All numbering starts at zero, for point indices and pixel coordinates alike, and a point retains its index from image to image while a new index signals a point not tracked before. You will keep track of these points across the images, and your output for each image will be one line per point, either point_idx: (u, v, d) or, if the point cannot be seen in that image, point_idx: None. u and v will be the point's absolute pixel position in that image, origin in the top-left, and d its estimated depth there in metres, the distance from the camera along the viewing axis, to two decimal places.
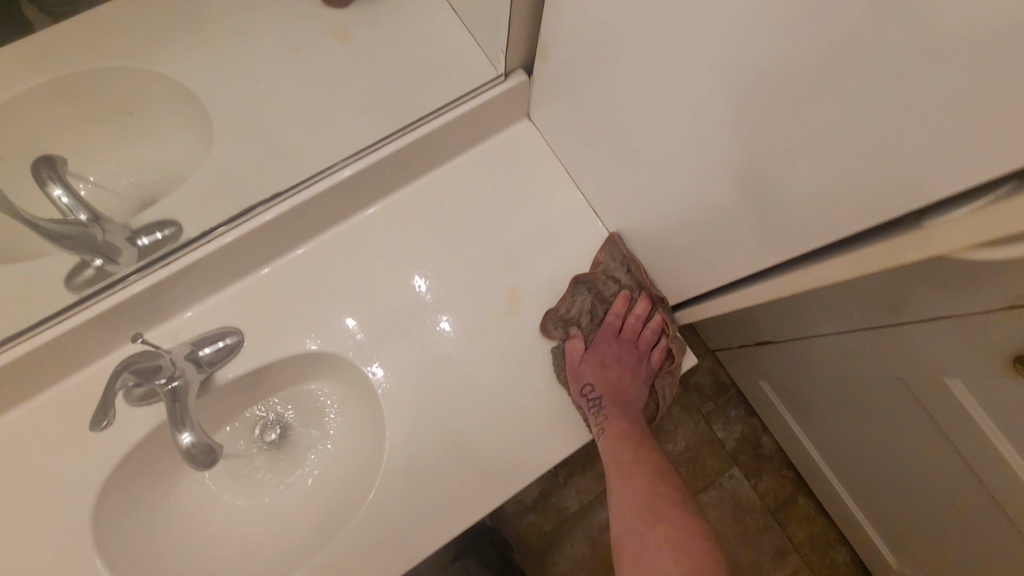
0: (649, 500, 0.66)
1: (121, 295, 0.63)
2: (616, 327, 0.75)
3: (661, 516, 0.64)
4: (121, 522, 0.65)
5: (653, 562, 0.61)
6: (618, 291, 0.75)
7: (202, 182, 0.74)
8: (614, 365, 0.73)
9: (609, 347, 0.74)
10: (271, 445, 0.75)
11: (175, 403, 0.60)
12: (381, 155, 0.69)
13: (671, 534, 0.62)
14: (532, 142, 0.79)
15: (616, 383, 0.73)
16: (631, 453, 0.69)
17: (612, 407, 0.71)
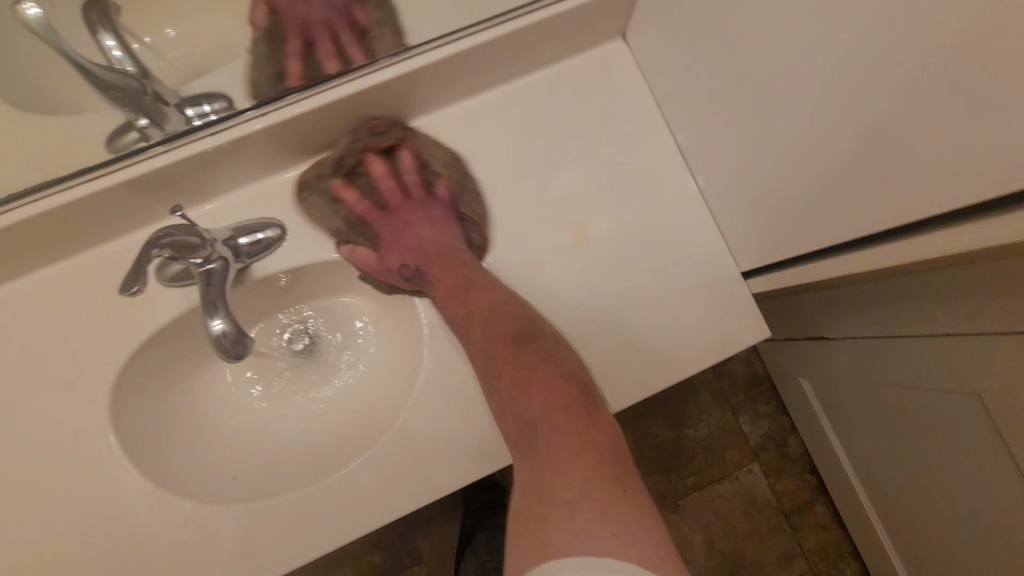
0: (522, 337, 0.56)
1: (157, 160, 0.57)
2: (389, 193, 0.68)
3: (450, 310, 0.61)
4: (138, 403, 0.62)
5: (484, 322, 0.58)
6: (404, 177, 0.69)
7: (259, 61, 0.68)
8: (407, 243, 0.66)
9: (401, 214, 0.68)
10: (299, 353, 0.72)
11: (209, 286, 0.56)
12: (457, 49, 0.62)
13: (546, 356, 0.55)
14: (623, 65, 0.71)
15: (426, 245, 0.66)
16: (516, 339, 0.56)
17: (439, 253, 0.65)
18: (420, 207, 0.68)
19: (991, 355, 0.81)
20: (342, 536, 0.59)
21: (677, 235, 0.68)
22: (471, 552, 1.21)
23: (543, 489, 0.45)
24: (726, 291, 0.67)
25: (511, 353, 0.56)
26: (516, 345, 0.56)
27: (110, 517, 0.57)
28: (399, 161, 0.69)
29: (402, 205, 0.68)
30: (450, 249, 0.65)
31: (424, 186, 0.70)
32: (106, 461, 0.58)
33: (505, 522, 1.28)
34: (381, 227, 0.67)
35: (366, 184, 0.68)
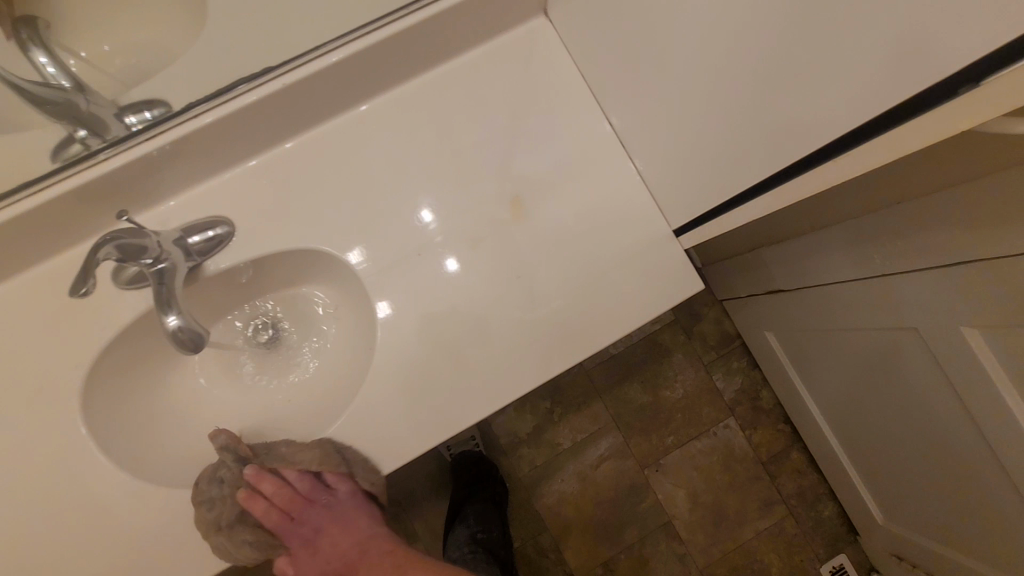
0: (387, 564, 0.67)
1: (100, 168, 0.60)
2: (285, 511, 0.64)
3: (371, 552, 0.67)
4: (111, 401, 0.66)
5: (365, 559, 0.67)
6: (286, 483, 0.65)
7: (194, 65, 0.70)
8: (314, 523, 0.65)
9: (299, 483, 0.65)
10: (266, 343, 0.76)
11: (161, 285, 0.59)
12: (380, 38, 0.65)
13: (398, 575, 0.67)
14: (548, 40, 0.74)
15: (345, 513, 0.67)
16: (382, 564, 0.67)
17: (307, 505, 0.65)
18: (308, 499, 0.66)
19: (923, 289, 0.86)
20: (312, 506, 0.63)
21: (611, 199, 0.71)
22: (462, 523, 1.26)
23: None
24: (658, 248, 0.71)
25: (399, 563, 0.68)
26: (393, 559, 0.68)
27: (91, 508, 0.61)
28: (282, 453, 0.65)
29: (297, 489, 0.65)
30: (337, 519, 0.67)
31: (319, 484, 0.66)
32: (83, 458, 0.62)
33: (493, 497, 1.35)
34: (290, 529, 0.64)
35: (261, 511, 0.63)
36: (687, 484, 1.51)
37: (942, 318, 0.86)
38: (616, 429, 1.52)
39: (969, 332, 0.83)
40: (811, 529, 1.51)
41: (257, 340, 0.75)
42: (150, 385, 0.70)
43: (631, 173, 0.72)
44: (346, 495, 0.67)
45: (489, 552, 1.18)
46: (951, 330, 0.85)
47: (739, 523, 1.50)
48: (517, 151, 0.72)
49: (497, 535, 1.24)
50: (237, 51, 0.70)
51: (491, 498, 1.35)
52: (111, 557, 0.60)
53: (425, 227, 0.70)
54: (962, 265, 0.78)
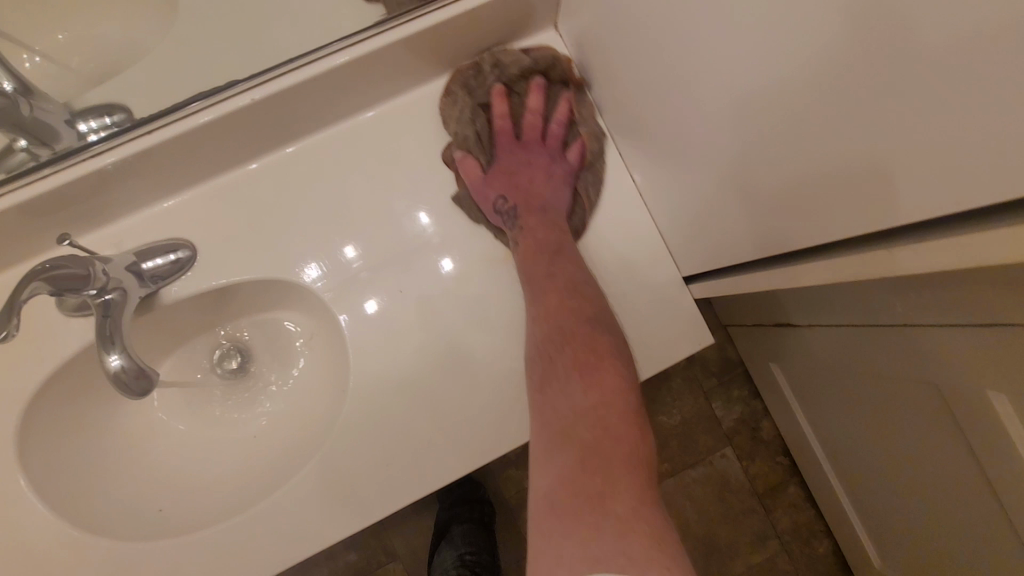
0: (590, 362, 0.52)
1: (40, 184, 0.53)
2: (515, 132, 0.66)
3: (564, 319, 0.55)
4: (53, 439, 0.60)
5: (575, 311, 0.56)
6: (499, 190, 0.63)
7: (161, 68, 0.63)
8: (539, 238, 0.61)
9: (535, 222, 0.62)
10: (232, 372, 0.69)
11: (106, 318, 0.53)
12: (366, 51, 0.58)
13: (591, 343, 0.53)
14: (556, 58, 0.66)
15: (559, 240, 0.61)
16: (588, 372, 0.51)
17: (556, 255, 0.59)
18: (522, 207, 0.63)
19: (946, 346, 0.80)
20: (265, 567, 0.58)
21: (615, 241, 0.65)
22: (449, 544, 1.23)
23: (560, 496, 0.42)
24: (664, 296, 0.64)
25: (622, 475, 0.44)
26: (586, 329, 0.54)
27: (22, 561, 0.55)
28: (511, 197, 0.63)
29: (524, 226, 0.61)
30: (562, 237, 0.61)
31: (561, 137, 0.66)
32: (16, 504, 0.56)
33: (481, 518, 1.29)
34: (515, 175, 0.64)
35: (478, 183, 0.64)
36: (679, 514, 1.46)
37: (965, 379, 0.79)
38: None
39: (995, 398, 0.76)
40: (804, 567, 1.45)
41: (223, 369, 0.68)
42: (102, 420, 0.64)
43: (639, 210, 0.65)
44: (569, 164, 0.66)
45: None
46: (975, 392, 0.78)
47: (731, 556, 1.45)
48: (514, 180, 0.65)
49: (485, 560, 1.22)
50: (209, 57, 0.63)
51: (478, 518, 1.29)
52: None
53: (407, 260, 0.63)
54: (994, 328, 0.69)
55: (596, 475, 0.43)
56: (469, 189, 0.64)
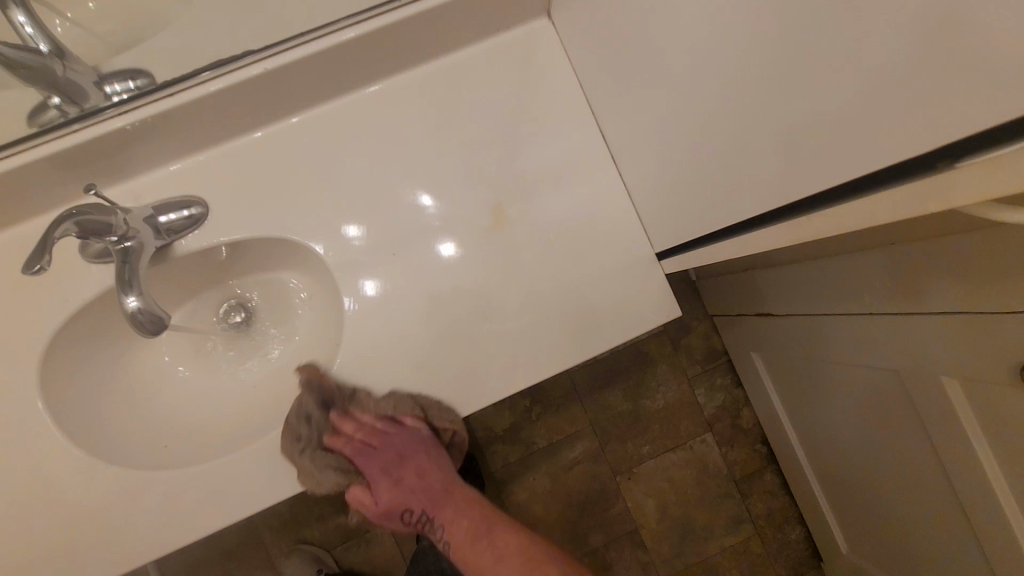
0: (507, 558, 0.69)
1: (72, 138, 0.59)
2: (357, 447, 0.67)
3: (470, 552, 0.69)
4: (69, 375, 0.65)
5: (471, 546, 0.70)
6: (377, 426, 0.67)
7: (182, 37, 0.68)
8: (406, 482, 0.68)
9: (406, 471, 0.68)
10: (238, 326, 0.75)
11: (125, 264, 0.58)
12: (374, 28, 0.62)
13: (495, 542, 0.70)
14: (550, 42, 0.71)
15: (425, 483, 0.69)
16: (513, 552, 0.70)
17: (439, 509, 0.70)
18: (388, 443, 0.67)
19: (908, 335, 0.85)
20: (264, 497, 0.63)
21: (596, 216, 0.70)
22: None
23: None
24: (640, 269, 0.69)
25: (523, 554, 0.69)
26: (483, 521, 0.72)
27: (39, 481, 0.60)
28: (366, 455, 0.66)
29: (406, 491, 0.68)
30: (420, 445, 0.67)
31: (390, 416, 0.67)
32: (35, 431, 0.61)
33: None
34: (367, 450, 0.67)
35: (351, 461, 0.66)
36: (658, 495, 1.52)
37: (925, 366, 0.84)
38: (592, 433, 1.52)
39: (951, 384, 0.81)
40: (776, 550, 1.51)
41: (229, 323, 0.74)
42: (117, 361, 0.70)
43: (621, 189, 0.70)
44: (407, 435, 0.67)
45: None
46: (932, 377, 0.83)
47: (706, 537, 1.51)
48: (504, 156, 0.69)
49: None
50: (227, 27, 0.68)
51: None
52: (57, 530, 0.60)
53: (403, 228, 0.68)
54: (954, 314, 0.75)
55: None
56: (291, 429, 0.64)
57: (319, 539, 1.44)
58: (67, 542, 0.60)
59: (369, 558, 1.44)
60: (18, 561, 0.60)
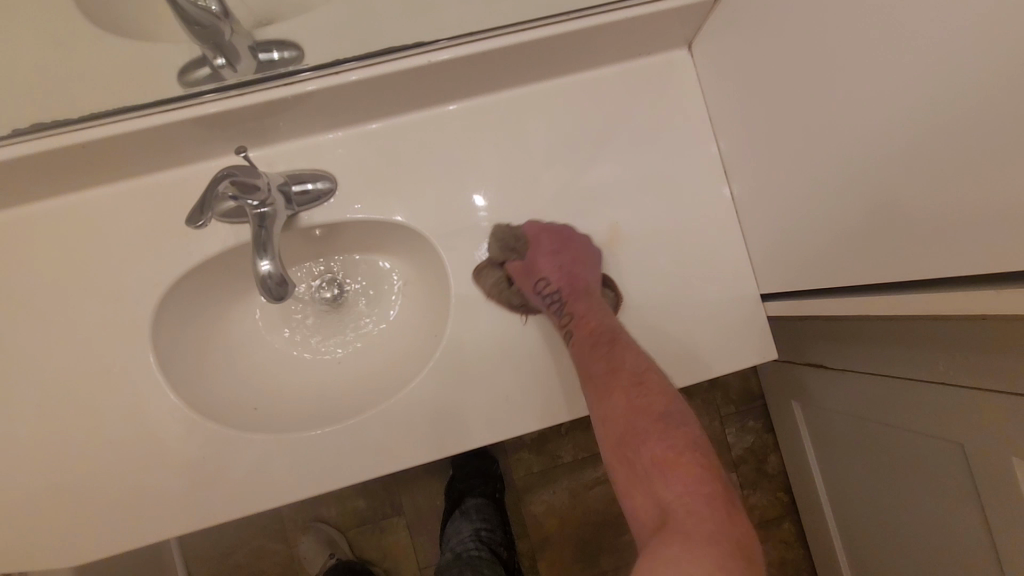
0: (629, 417, 0.58)
1: (227, 102, 0.60)
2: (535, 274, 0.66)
3: (591, 360, 0.61)
4: (175, 326, 0.66)
5: (608, 378, 0.60)
6: (540, 280, 0.66)
7: (334, 14, 0.69)
8: (569, 300, 0.65)
9: (553, 268, 0.65)
10: (328, 302, 0.75)
11: (261, 228, 0.59)
12: (535, 38, 0.63)
13: (616, 367, 0.60)
14: (685, 74, 0.73)
15: (572, 273, 0.66)
16: (631, 432, 0.57)
17: (575, 301, 0.65)
18: (532, 247, 0.67)
19: (981, 409, 0.82)
20: (349, 476, 0.64)
21: (706, 249, 0.71)
22: (463, 516, 1.22)
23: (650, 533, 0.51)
24: (742, 307, 0.70)
25: (660, 408, 0.58)
26: (611, 347, 0.61)
27: (143, 424, 0.62)
28: (513, 261, 0.68)
29: (551, 271, 0.65)
30: (558, 249, 0.67)
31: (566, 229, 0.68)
32: (144, 376, 0.63)
33: (493, 495, 1.31)
34: (546, 236, 0.67)
35: (486, 429, 0.66)
36: None
37: (993, 444, 0.81)
38: None
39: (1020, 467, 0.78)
40: None
41: (321, 297, 0.74)
42: (212, 318, 0.71)
43: (733, 226, 0.72)
44: (546, 240, 0.67)
45: (493, 554, 1.13)
46: (1001, 462, 0.80)
47: None
48: (628, 177, 0.71)
49: (498, 537, 1.20)
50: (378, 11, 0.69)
51: (490, 496, 1.31)
52: (150, 474, 0.62)
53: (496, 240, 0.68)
54: None
55: (660, 467, 0.55)
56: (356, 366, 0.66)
57: (336, 519, 1.44)
58: (159, 488, 0.62)
59: (381, 546, 1.44)
60: (111, 500, 0.61)
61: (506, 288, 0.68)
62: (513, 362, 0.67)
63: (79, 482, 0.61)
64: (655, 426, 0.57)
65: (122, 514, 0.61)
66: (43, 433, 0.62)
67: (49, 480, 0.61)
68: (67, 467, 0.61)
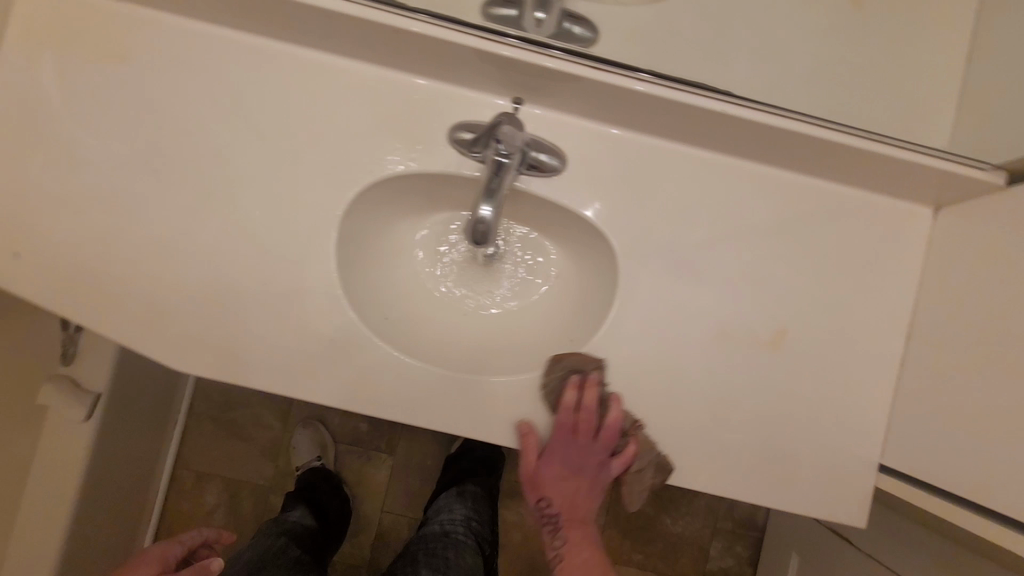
0: (572, 539, 0.72)
1: (520, 53, 0.62)
2: (569, 427, 0.67)
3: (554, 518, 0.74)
4: (360, 215, 0.70)
5: (570, 509, 0.73)
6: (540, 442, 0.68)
7: (634, 19, 0.70)
8: (569, 491, 0.72)
9: (552, 481, 0.71)
10: (481, 258, 0.77)
11: (495, 176, 0.61)
12: (810, 135, 0.64)
13: (572, 521, 0.74)
14: (917, 230, 0.71)
15: (569, 484, 0.72)
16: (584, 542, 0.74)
17: (565, 515, 0.73)
18: (549, 448, 0.68)
19: None
20: (434, 420, 0.67)
21: (852, 397, 0.70)
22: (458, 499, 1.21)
23: (568, 554, 0.74)
24: (855, 465, 0.69)
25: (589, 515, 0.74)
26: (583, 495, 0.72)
27: (297, 285, 0.66)
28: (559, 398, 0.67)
29: (550, 487, 0.71)
30: (590, 484, 0.71)
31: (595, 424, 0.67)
32: (320, 244, 0.66)
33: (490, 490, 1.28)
34: (569, 430, 0.67)
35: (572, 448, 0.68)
36: None
37: None
38: (604, 511, 1.50)
39: None
40: None
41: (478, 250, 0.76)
42: (387, 221, 0.75)
43: (888, 392, 0.70)
44: (612, 473, 0.70)
45: (477, 545, 1.12)
46: None
47: None
48: (818, 296, 0.69)
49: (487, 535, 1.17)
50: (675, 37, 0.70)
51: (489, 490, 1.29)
52: (281, 330, 0.65)
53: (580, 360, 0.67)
54: None
55: None
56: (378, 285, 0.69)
57: (335, 428, 1.49)
58: (282, 345, 0.65)
59: (360, 473, 1.48)
60: (238, 334, 0.65)
61: (655, 346, 0.68)
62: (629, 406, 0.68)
63: (220, 305, 0.65)
64: (573, 540, 0.74)
65: (243, 352, 0.65)
66: (210, 248, 0.65)
67: (196, 289, 0.65)
68: (218, 286, 0.65)
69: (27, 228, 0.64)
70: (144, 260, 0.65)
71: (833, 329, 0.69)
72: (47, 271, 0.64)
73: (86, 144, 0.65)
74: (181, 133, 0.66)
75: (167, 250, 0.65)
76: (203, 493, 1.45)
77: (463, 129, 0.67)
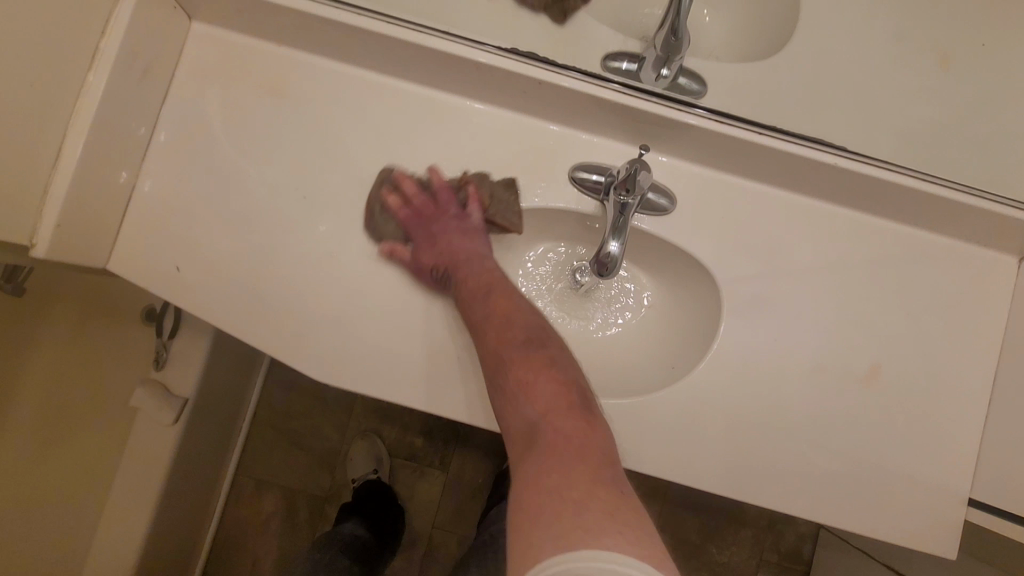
0: (552, 411, 0.53)
1: (644, 104, 0.69)
2: (415, 213, 0.72)
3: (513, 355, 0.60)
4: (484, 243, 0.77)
5: (497, 328, 0.63)
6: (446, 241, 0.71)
7: (739, 74, 0.77)
8: (454, 255, 0.70)
9: (431, 254, 0.70)
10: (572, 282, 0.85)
11: (619, 215, 0.67)
12: (907, 187, 0.69)
13: (511, 357, 0.59)
14: (1004, 276, 0.75)
15: (449, 247, 0.70)
16: (520, 451, 0.52)
17: (456, 268, 0.69)
18: (433, 227, 0.72)
19: None
20: None
21: (942, 432, 0.73)
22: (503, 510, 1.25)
23: (538, 413, 0.53)
24: (944, 498, 0.72)
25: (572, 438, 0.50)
26: (492, 300, 0.65)
27: (428, 305, 0.72)
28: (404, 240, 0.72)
29: (431, 251, 0.70)
30: (466, 231, 0.72)
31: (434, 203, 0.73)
32: (450, 268, 0.72)
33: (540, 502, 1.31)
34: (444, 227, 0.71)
35: (676, 471, 0.71)
36: None
37: None
38: None
39: None
40: None
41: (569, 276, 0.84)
42: (502, 251, 0.81)
43: (977, 428, 0.73)
44: (477, 220, 0.73)
45: None
46: None
47: None
48: (908, 333, 0.74)
49: None
50: (779, 91, 0.76)
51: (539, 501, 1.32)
52: (412, 346, 0.71)
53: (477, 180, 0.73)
54: None
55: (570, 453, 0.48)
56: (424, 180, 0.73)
57: (391, 441, 1.52)
58: (413, 360, 0.71)
59: (414, 487, 1.50)
60: (373, 349, 0.71)
61: (755, 376, 0.73)
62: (730, 431, 0.72)
63: (358, 321, 0.71)
64: (535, 386, 0.55)
65: (376, 365, 0.71)
66: (353, 269, 0.72)
67: (338, 306, 0.71)
68: (357, 304, 0.71)
69: (191, 244, 0.71)
70: (292, 277, 0.71)
71: (921, 366, 0.73)
72: (205, 284, 0.70)
73: (245, 169, 0.72)
74: (331, 163, 0.73)
75: (313, 269, 0.71)
76: (260, 501, 1.48)
77: (583, 169, 0.74)
